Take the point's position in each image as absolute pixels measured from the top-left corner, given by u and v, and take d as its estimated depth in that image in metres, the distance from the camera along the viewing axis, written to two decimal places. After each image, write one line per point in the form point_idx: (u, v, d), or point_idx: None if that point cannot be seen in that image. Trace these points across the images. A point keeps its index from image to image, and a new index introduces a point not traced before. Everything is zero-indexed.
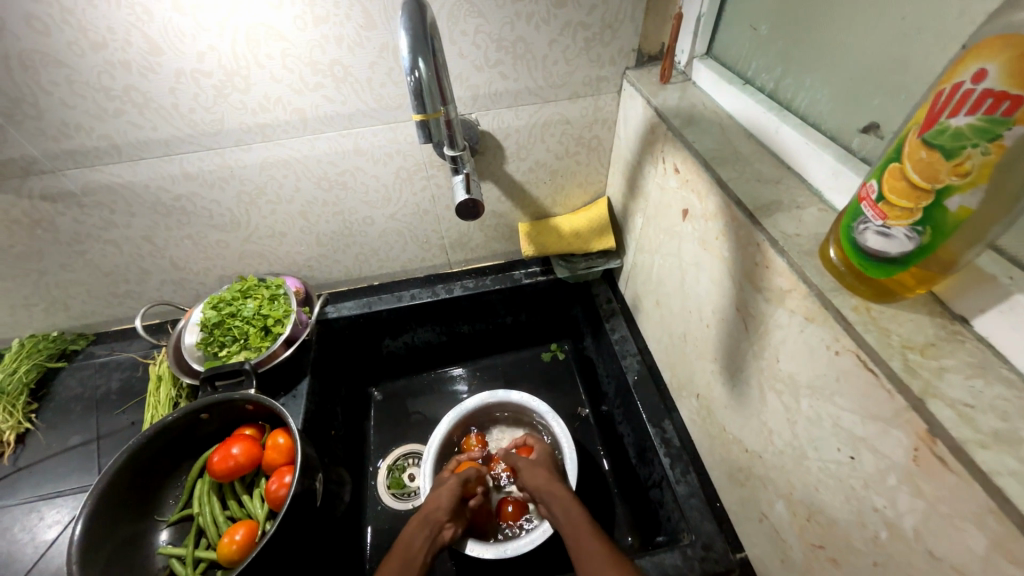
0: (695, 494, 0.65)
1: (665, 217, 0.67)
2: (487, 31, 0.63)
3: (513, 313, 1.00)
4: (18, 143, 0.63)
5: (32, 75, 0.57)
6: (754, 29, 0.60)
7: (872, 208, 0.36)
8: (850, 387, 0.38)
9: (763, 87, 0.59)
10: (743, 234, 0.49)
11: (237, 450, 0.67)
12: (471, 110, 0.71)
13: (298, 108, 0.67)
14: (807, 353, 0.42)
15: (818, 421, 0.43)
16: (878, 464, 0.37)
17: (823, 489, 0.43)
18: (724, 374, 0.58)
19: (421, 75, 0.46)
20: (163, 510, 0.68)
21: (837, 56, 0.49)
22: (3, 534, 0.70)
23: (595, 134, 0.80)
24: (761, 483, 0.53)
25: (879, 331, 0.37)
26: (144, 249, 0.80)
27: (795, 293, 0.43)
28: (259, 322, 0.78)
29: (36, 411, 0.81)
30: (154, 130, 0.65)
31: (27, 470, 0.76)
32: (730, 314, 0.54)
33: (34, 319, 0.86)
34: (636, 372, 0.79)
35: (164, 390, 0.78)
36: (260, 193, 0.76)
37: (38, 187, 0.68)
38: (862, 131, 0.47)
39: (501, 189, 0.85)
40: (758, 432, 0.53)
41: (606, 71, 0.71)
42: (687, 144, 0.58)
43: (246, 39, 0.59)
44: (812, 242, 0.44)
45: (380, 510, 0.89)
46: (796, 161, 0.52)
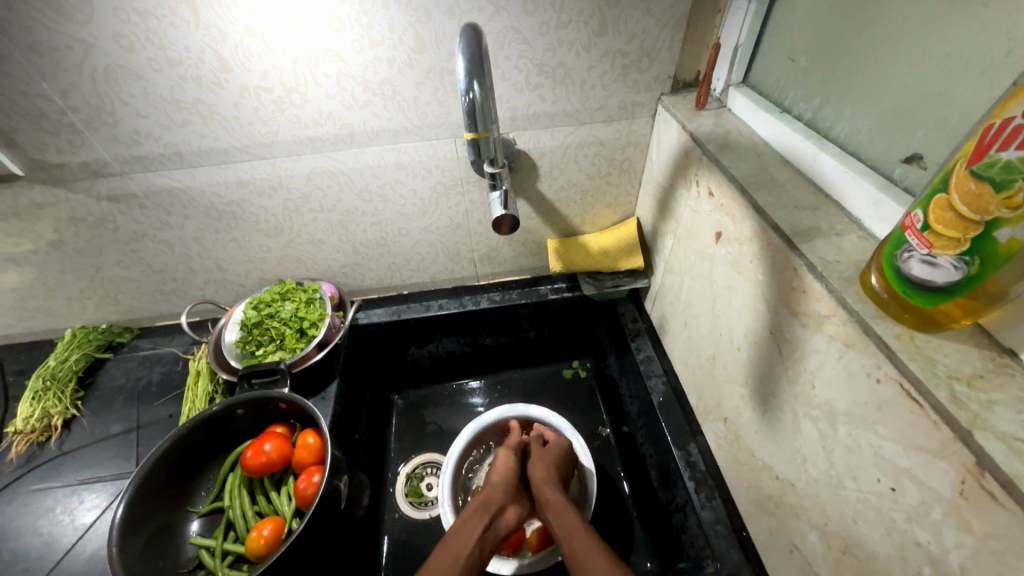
0: (722, 520, 0.64)
1: (697, 240, 0.68)
2: (529, 56, 0.66)
3: (537, 327, 1.01)
4: (93, 147, 0.68)
5: (114, 87, 0.62)
6: (793, 60, 0.61)
7: (917, 237, 0.36)
8: (891, 415, 0.38)
9: (801, 116, 0.60)
10: (779, 258, 0.50)
11: (270, 447, 0.70)
12: (509, 130, 0.74)
13: (347, 123, 0.71)
14: (845, 380, 0.42)
15: (856, 450, 0.42)
16: (921, 496, 0.36)
17: (861, 521, 0.42)
18: (755, 398, 0.57)
19: (474, 96, 0.50)
20: (196, 501, 0.70)
21: (878, 87, 0.50)
22: (45, 514, 0.73)
23: (627, 156, 0.82)
24: (792, 512, 0.52)
25: (924, 361, 0.36)
26: (193, 250, 0.85)
27: (834, 318, 0.43)
28: (296, 324, 0.81)
29: (82, 398, 0.85)
30: (215, 139, 0.70)
31: (71, 454, 0.80)
32: (764, 337, 0.54)
33: (86, 311, 0.92)
34: (661, 393, 0.79)
35: (202, 385, 0.81)
36: (305, 202, 0.80)
37: (106, 188, 0.73)
38: (905, 162, 0.48)
39: (533, 207, 0.87)
40: (790, 458, 0.52)
41: (642, 97, 0.73)
42: (723, 168, 0.59)
43: (306, 59, 0.63)
44: (853, 268, 0.44)
45: (398, 518, 0.89)
46: (835, 189, 0.52)
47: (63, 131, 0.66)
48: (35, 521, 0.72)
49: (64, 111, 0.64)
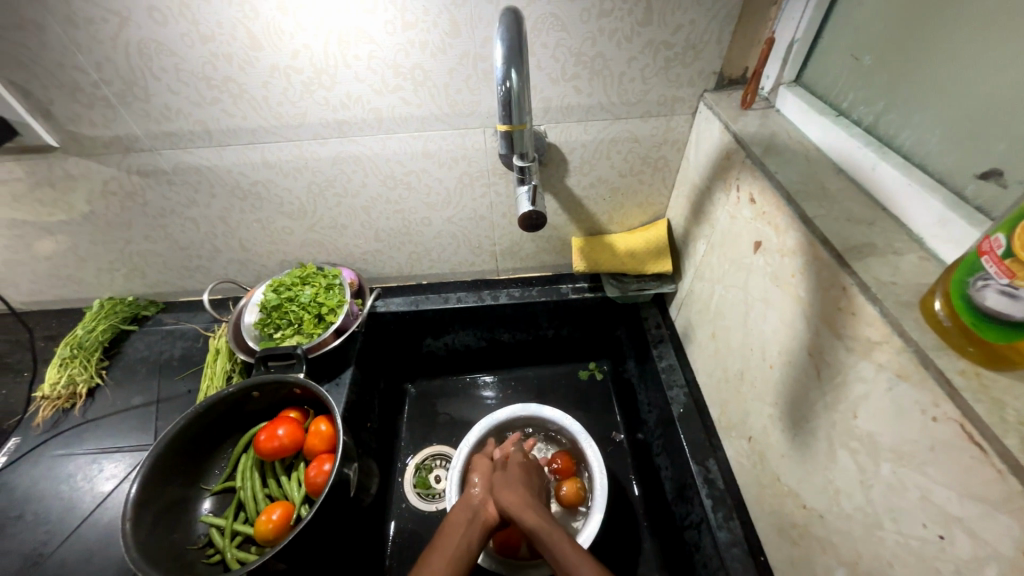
0: (738, 542, 0.61)
1: (733, 248, 0.64)
2: (567, 45, 0.62)
3: (556, 326, 0.99)
4: (125, 122, 0.69)
5: (146, 62, 0.62)
6: (855, 59, 0.56)
7: (996, 264, 0.33)
8: (946, 458, 0.34)
9: (860, 121, 0.55)
10: (826, 275, 0.46)
11: (282, 431, 0.70)
12: (541, 122, 0.71)
13: (375, 108, 0.69)
14: (894, 413, 0.39)
15: (900, 490, 0.39)
16: (975, 550, 0.33)
17: (898, 565, 0.39)
18: (785, 420, 0.54)
19: (511, 86, 0.47)
20: (209, 479, 0.71)
21: (955, 93, 0.45)
22: (67, 480, 0.75)
23: (662, 155, 0.78)
24: (819, 544, 0.49)
25: (992, 403, 0.33)
26: (218, 228, 0.85)
27: (886, 346, 0.39)
28: (314, 310, 0.80)
29: (107, 368, 0.87)
30: (243, 119, 0.69)
31: (93, 422, 0.82)
32: (800, 357, 0.51)
33: (114, 282, 0.94)
34: (682, 404, 0.76)
35: (220, 363, 0.82)
36: (329, 186, 0.79)
37: (136, 163, 0.74)
38: (980, 178, 0.43)
39: (560, 203, 0.84)
40: (821, 488, 0.49)
41: (683, 92, 0.69)
42: (769, 173, 0.55)
43: (338, 39, 0.61)
44: (912, 293, 0.40)
45: (405, 508, 0.89)
46: (895, 203, 0.48)
47: (96, 105, 0.66)
48: (57, 486, 0.75)
49: (98, 84, 0.64)
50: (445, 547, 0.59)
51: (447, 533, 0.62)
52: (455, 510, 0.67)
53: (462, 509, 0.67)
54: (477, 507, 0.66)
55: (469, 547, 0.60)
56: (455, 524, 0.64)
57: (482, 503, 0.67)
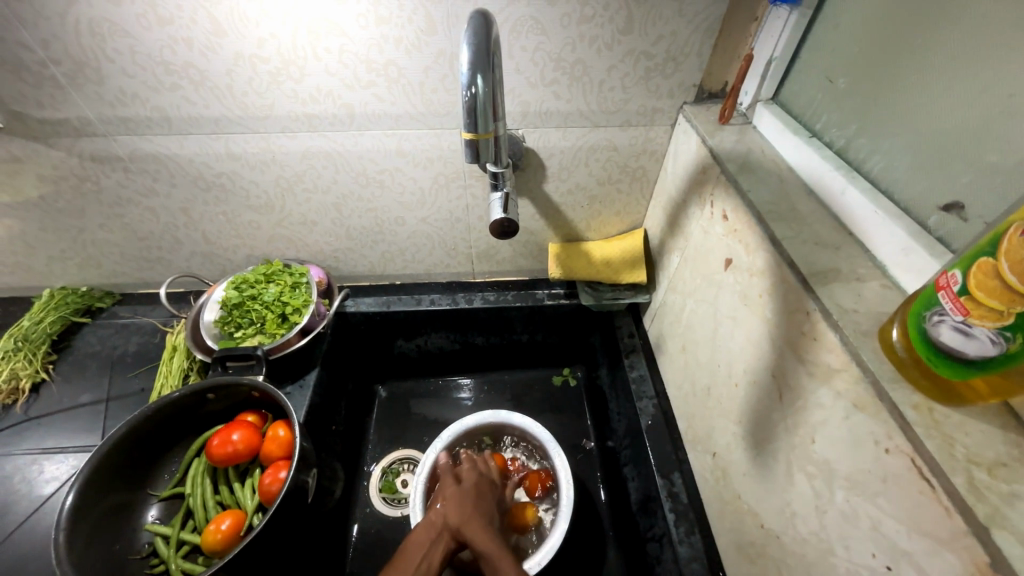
0: (699, 558, 0.61)
1: (705, 263, 0.64)
2: (546, 49, 0.61)
3: (530, 332, 0.98)
4: (76, 104, 0.64)
5: (99, 42, 0.58)
6: (830, 81, 0.57)
7: (952, 300, 0.33)
8: (897, 491, 0.35)
9: (832, 143, 0.56)
10: (792, 299, 0.46)
11: (237, 437, 0.67)
12: (519, 125, 0.69)
13: (346, 103, 0.66)
14: (849, 442, 0.39)
15: (853, 518, 0.39)
16: None
17: None
18: (748, 440, 0.54)
19: (477, 91, 0.45)
20: (157, 485, 0.68)
21: (923, 123, 0.46)
22: (4, 482, 0.71)
23: (641, 165, 0.77)
24: (774, 565, 0.49)
25: (942, 438, 0.33)
26: (180, 220, 0.81)
27: (845, 374, 0.39)
28: (278, 309, 0.77)
29: (54, 363, 0.82)
30: (206, 108, 0.65)
31: (37, 420, 0.77)
32: (764, 378, 0.50)
33: (67, 271, 0.89)
34: (650, 416, 0.76)
35: (177, 361, 0.78)
36: (298, 181, 0.76)
37: (89, 148, 0.70)
38: (943, 210, 0.44)
39: (537, 208, 0.83)
40: (779, 509, 0.49)
41: (663, 103, 0.68)
42: (741, 192, 0.55)
43: (306, 30, 0.58)
44: (872, 321, 0.40)
45: (369, 513, 0.86)
46: (862, 229, 0.48)
47: (44, 85, 0.62)
48: None
49: (45, 63, 0.60)
50: None
51: (407, 553, 0.58)
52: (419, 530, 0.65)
53: (425, 523, 0.62)
54: (441, 520, 0.62)
55: None
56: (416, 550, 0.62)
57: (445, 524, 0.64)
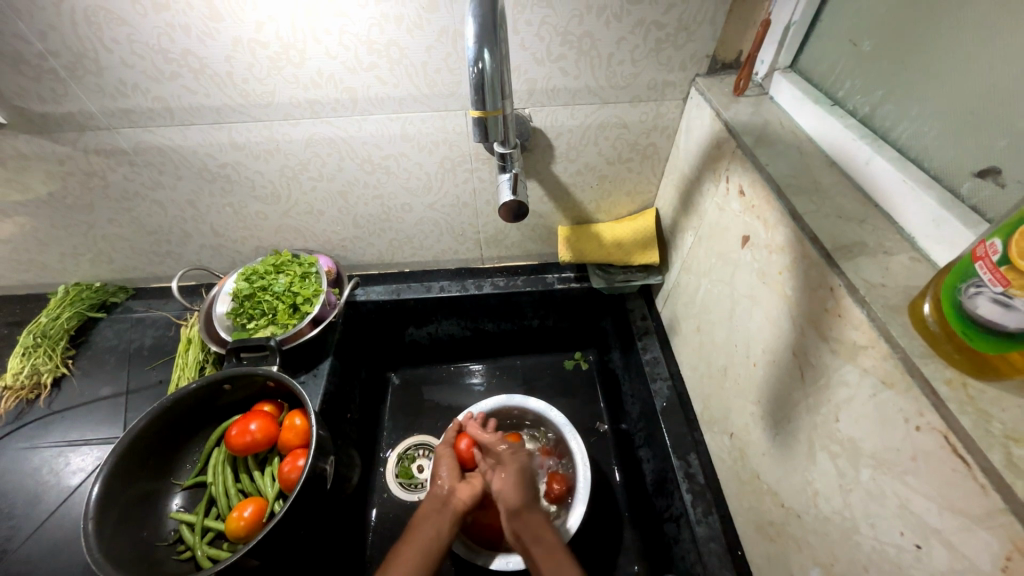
0: (717, 538, 0.61)
1: (721, 241, 0.62)
2: (553, 22, 0.59)
3: (541, 316, 0.97)
4: (78, 97, 0.64)
5: (96, 32, 0.57)
6: (853, 45, 0.54)
7: (990, 271, 0.32)
8: (927, 468, 0.34)
9: (855, 111, 0.53)
10: (814, 275, 0.44)
11: (255, 427, 0.68)
12: (525, 105, 0.67)
13: (349, 87, 0.65)
14: (876, 420, 0.38)
15: (879, 496, 0.38)
16: (952, 562, 0.32)
17: (873, 571, 0.39)
18: (768, 420, 0.53)
19: (483, 67, 0.44)
20: (180, 474, 0.70)
21: (954, 86, 0.43)
22: (33, 474, 0.73)
23: (652, 142, 0.75)
24: (795, 543, 0.49)
25: (977, 414, 0.32)
26: (187, 213, 0.81)
27: (872, 350, 0.38)
28: (289, 299, 0.77)
29: (73, 357, 0.84)
30: (207, 97, 0.64)
31: (60, 414, 0.79)
32: (785, 357, 0.49)
33: (80, 267, 0.89)
34: (665, 398, 0.75)
35: (193, 353, 0.79)
36: (303, 170, 0.75)
37: (93, 142, 0.69)
38: (976, 176, 0.42)
39: (546, 190, 0.81)
40: (800, 488, 0.48)
41: (674, 76, 0.66)
42: (759, 165, 0.53)
43: (305, 13, 0.57)
44: (901, 295, 0.39)
45: (387, 498, 0.88)
46: (888, 200, 0.46)
47: (44, 78, 0.61)
48: (22, 479, 0.72)
49: (44, 55, 0.59)
50: (416, 539, 0.60)
51: (418, 522, 0.63)
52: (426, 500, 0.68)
53: (431, 500, 0.67)
54: (445, 496, 0.67)
55: (440, 539, 0.61)
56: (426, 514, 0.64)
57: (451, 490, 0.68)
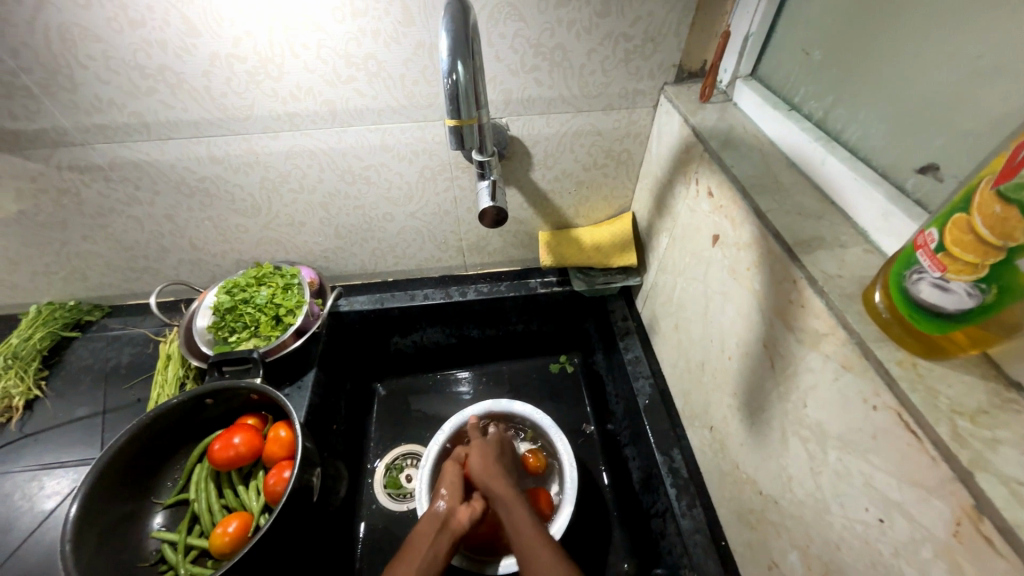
0: (701, 529, 0.62)
1: (693, 241, 0.65)
2: (525, 35, 0.61)
3: (525, 321, 0.98)
4: (51, 114, 0.63)
5: (70, 48, 0.57)
6: (806, 54, 0.57)
7: (930, 258, 0.34)
8: (886, 445, 0.36)
9: (811, 115, 0.57)
10: (779, 269, 0.47)
11: (239, 440, 0.67)
12: (502, 114, 0.69)
13: (328, 100, 0.66)
14: (839, 403, 0.40)
15: (845, 476, 0.40)
16: (912, 532, 0.34)
17: (844, 548, 0.40)
18: (743, 410, 0.55)
19: (458, 79, 0.46)
20: (161, 493, 0.68)
21: (896, 90, 0.47)
22: (4, 500, 0.70)
23: (625, 148, 0.78)
24: (774, 529, 0.51)
25: (926, 392, 0.34)
26: (165, 227, 0.80)
27: (832, 337, 0.40)
28: (271, 311, 0.77)
29: (46, 378, 0.81)
30: (184, 111, 0.65)
31: (33, 437, 0.76)
32: (756, 349, 0.52)
33: (53, 286, 0.87)
34: (647, 395, 0.77)
35: (173, 369, 0.78)
36: (283, 182, 0.76)
37: (67, 158, 0.68)
38: (920, 172, 0.45)
39: (525, 197, 0.83)
40: (775, 474, 0.50)
41: (644, 85, 0.69)
42: (725, 167, 0.55)
43: (283, 28, 0.58)
44: (856, 285, 0.42)
45: (375, 509, 0.87)
46: (843, 197, 0.49)
47: (16, 95, 0.61)
48: None
49: (16, 72, 0.58)
50: (411, 560, 0.59)
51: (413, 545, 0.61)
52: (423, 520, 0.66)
53: (429, 519, 0.65)
54: (444, 516, 0.65)
55: (434, 562, 0.59)
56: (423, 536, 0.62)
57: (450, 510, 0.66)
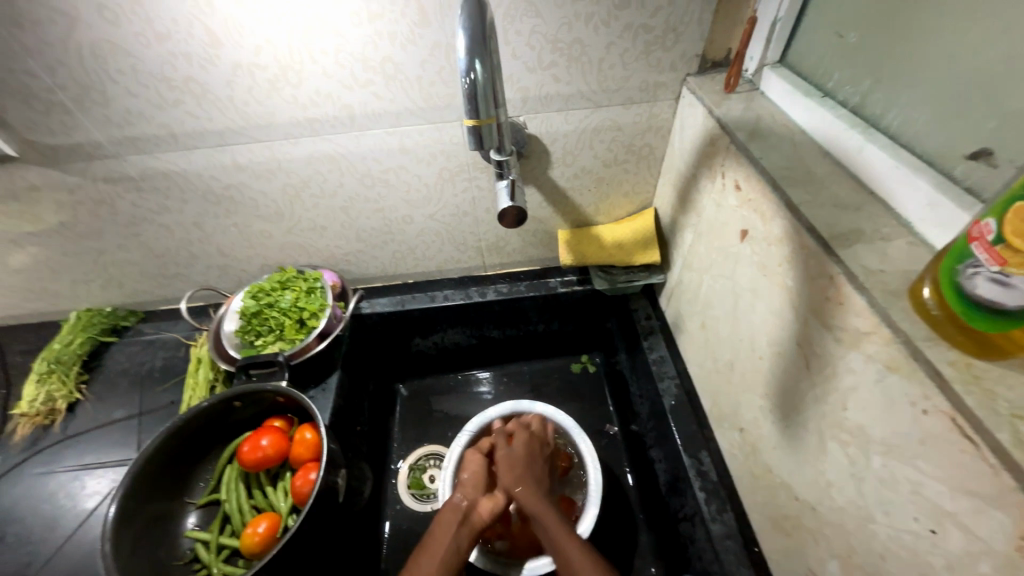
0: (732, 535, 0.60)
1: (720, 237, 0.62)
2: (543, 31, 0.60)
3: (546, 321, 0.97)
4: (85, 128, 0.66)
5: (101, 64, 0.59)
6: (840, 37, 0.54)
7: (986, 250, 0.32)
8: (937, 451, 0.33)
9: (846, 101, 0.54)
10: (814, 264, 0.44)
11: (266, 442, 0.68)
12: (520, 113, 0.68)
13: (347, 104, 0.66)
14: (883, 406, 0.38)
15: (891, 483, 0.38)
16: (968, 545, 0.32)
17: (891, 559, 0.38)
18: (776, 412, 0.53)
19: (475, 78, 0.45)
20: (194, 493, 0.70)
21: (942, 71, 0.44)
22: (50, 498, 0.74)
23: (647, 143, 0.76)
24: (812, 536, 0.48)
25: (983, 394, 0.32)
26: (194, 234, 0.82)
27: (875, 336, 0.38)
28: (295, 315, 0.78)
29: (86, 382, 0.85)
30: (209, 120, 0.66)
31: (75, 439, 0.80)
32: (790, 348, 0.49)
33: (91, 293, 0.91)
34: (673, 396, 0.75)
35: (203, 372, 0.80)
36: (305, 187, 0.77)
37: (101, 170, 0.71)
38: (969, 158, 0.42)
39: (544, 195, 0.82)
40: (812, 480, 0.48)
41: (666, 77, 0.67)
42: (753, 159, 0.53)
43: (302, 34, 0.58)
44: (900, 280, 0.39)
45: (399, 510, 0.87)
46: (882, 187, 0.47)
47: (53, 110, 0.63)
48: (40, 504, 0.73)
49: (53, 89, 0.61)
50: (433, 549, 0.57)
51: (434, 536, 0.59)
52: (444, 509, 0.64)
53: (450, 509, 0.63)
54: (464, 509, 0.63)
55: (456, 555, 0.57)
56: (445, 527, 0.60)
57: (472, 504, 0.64)
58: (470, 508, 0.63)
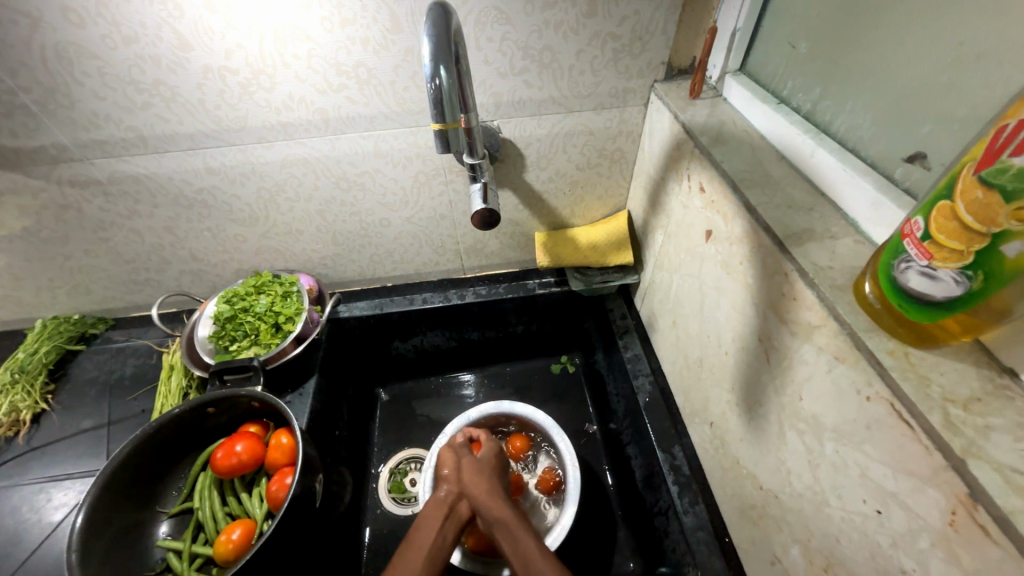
0: (704, 527, 0.62)
1: (687, 237, 0.65)
2: (513, 38, 0.61)
3: (525, 322, 0.98)
4: (50, 131, 0.64)
5: (67, 66, 0.58)
6: (793, 47, 0.57)
7: (916, 246, 0.34)
8: (880, 436, 0.36)
9: (799, 108, 0.57)
10: (770, 262, 0.47)
11: (241, 448, 0.68)
12: (493, 117, 0.70)
13: (320, 109, 0.67)
14: (833, 395, 0.40)
15: (842, 468, 0.40)
16: (909, 523, 0.34)
17: (845, 541, 0.40)
18: (742, 406, 0.55)
19: (441, 83, 0.46)
20: (165, 502, 0.69)
21: (882, 80, 0.47)
22: (12, 513, 0.71)
23: (618, 147, 0.78)
24: (775, 523, 0.50)
25: (918, 380, 0.34)
26: (165, 239, 0.81)
27: (824, 329, 0.40)
28: (271, 319, 0.78)
29: (52, 392, 0.82)
30: (180, 124, 0.66)
31: (40, 450, 0.77)
32: (751, 343, 0.51)
33: (57, 301, 0.89)
34: (647, 393, 0.77)
35: (175, 380, 0.79)
36: (279, 191, 0.76)
37: (67, 174, 0.70)
38: (907, 161, 0.45)
39: (520, 198, 0.83)
40: (774, 469, 0.50)
41: (634, 84, 0.69)
42: (715, 163, 0.55)
43: (273, 37, 0.59)
44: (846, 276, 0.41)
45: (380, 514, 0.87)
46: (833, 189, 0.49)
47: (15, 113, 0.62)
48: (2, 519, 0.71)
49: (14, 92, 0.60)
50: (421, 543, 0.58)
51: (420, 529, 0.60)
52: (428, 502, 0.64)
53: (434, 503, 0.64)
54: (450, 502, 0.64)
55: (441, 548, 0.59)
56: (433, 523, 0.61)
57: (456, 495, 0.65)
58: (455, 501, 0.64)
